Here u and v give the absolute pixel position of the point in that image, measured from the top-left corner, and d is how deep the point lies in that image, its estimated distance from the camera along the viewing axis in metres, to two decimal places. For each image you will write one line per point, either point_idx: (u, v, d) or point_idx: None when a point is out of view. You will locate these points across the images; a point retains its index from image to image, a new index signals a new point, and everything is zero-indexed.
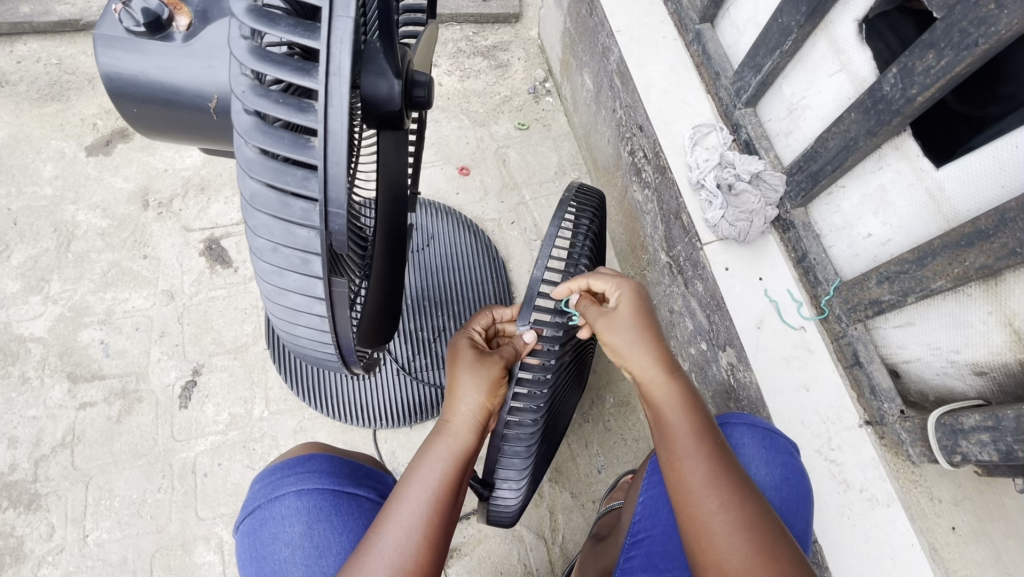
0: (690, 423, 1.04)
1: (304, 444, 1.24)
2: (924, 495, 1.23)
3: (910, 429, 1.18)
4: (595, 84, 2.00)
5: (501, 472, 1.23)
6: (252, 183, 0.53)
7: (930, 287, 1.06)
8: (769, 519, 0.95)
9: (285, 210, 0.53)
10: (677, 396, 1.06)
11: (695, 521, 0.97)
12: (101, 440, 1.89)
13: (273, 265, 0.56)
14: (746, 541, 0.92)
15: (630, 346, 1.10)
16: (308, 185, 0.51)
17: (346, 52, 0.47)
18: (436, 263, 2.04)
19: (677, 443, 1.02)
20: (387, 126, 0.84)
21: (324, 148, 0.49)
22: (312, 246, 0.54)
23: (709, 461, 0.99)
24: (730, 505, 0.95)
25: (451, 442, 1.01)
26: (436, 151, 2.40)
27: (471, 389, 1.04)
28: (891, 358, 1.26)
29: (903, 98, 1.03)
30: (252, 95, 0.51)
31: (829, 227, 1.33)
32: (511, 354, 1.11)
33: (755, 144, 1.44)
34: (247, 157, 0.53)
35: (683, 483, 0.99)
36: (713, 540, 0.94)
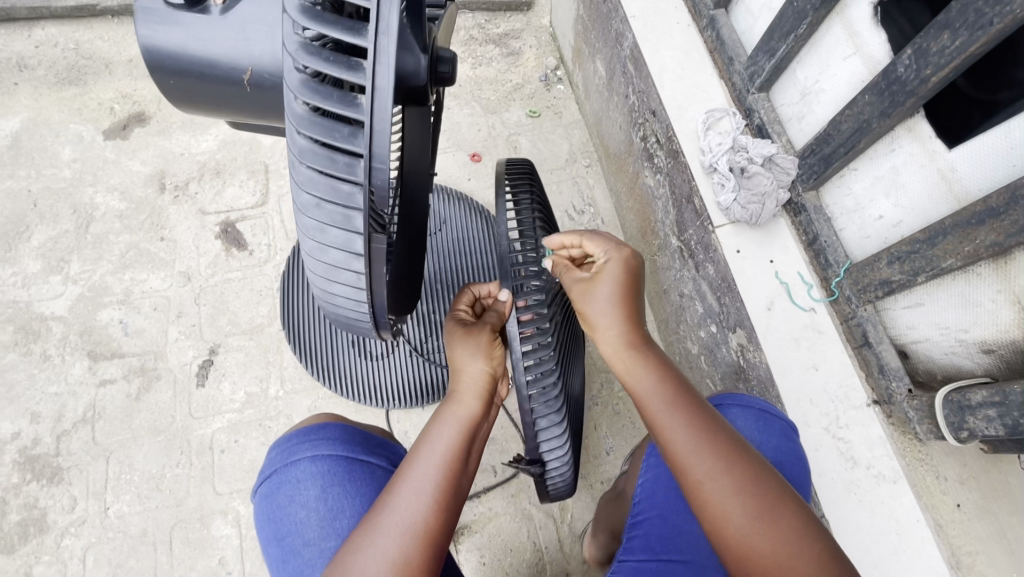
0: (662, 388, 1.08)
1: (317, 415, 1.27)
2: (930, 473, 1.25)
3: (917, 407, 1.20)
4: (608, 71, 2.02)
5: (544, 446, 1.24)
6: (300, 139, 0.57)
7: (940, 266, 1.08)
8: (767, 478, 0.98)
9: (331, 166, 0.56)
10: (648, 366, 1.10)
11: (685, 479, 1.00)
12: (121, 416, 1.94)
13: (316, 221, 0.60)
14: (741, 494, 0.96)
15: (605, 314, 1.13)
16: (353, 142, 0.54)
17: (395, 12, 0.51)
18: (448, 247, 2.06)
19: (654, 412, 1.06)
20: (411, 101, 0.88)
21: (370, 105, 0.52)
22: (354, 201, 0.57)
23: (689, 422, 1.03)
24: (716, 460, 0.99)
25: (459, 409, 1.05)
26: (448, 137, 2.43)
27: (471, 356, 1.10)
28: (899, 339, 1.28)
29: (917, 79, 1.04)
30: (304, 53, 0.55)
31: (840, 210, 1.35)
32: (496, 320, 1.17)
33: (768, 128, 1.46)
34: (298, 113, 0.57)
35: (668, 446, 1.03)
36: (707, 495, 0.97)
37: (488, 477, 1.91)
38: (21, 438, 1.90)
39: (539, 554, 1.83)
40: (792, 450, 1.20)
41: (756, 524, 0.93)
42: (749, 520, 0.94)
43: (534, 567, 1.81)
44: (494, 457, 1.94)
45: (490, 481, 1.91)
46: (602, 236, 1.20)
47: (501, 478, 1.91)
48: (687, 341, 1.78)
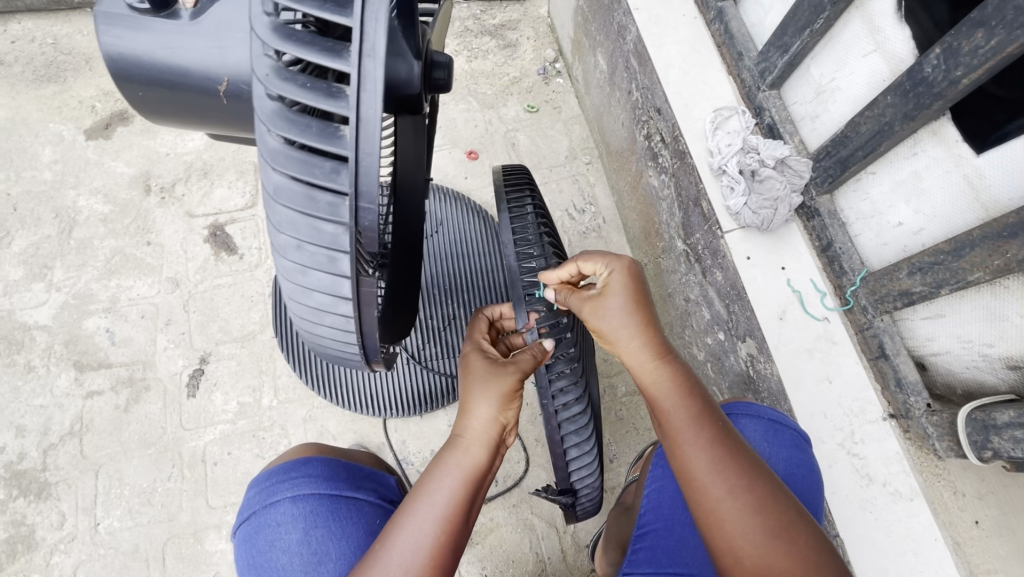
0: (685, 407, 1.01)
1: (301, 446, 1.25)
2: (947, 488, 1.21)
3: (937, 424, 1.15)
4: (609, 65, 1.94)
5: (575, 478, 1.21)
6: (276, 175, 0.52)
7: (966, 279, 1.02)
8: (787, 506, 0.93)
9: (312, 205, 0.51)
10: (673, 382, 1.03)
11: (703, 505, 0.95)
12: (109, 429, 1.88)
13: (297, 264, 0.54)
14: (761, 526, 0.90)
15: (622, 330, 1.05)
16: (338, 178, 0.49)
17: (380, 32, 0.46)
18: (444, 251, 1.99)
19: (676, 432, 1.00)
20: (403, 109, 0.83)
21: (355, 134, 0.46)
22: (340, 242, 0.52)
23: (710, 446, 0.97)
24: (736, 489, 0.93)
25: (462, 458, 1.01)
26: (444, 134, 2.35)
27: (481, 400, 1.03)
28: (917, 350, 1.23)
29: (946, 80, 0.98)
30: (276, 79, 0.51)
31: (855, 215, 1.29)
32: (529, 362, 1.08)
33: (779, 128, 1.39)
34: (273, 147, 0.51)
35: (687, 470, 0.97)
36: (725, 526, 0.92)
37: (489, 486, 1.87)
38: (6, 453, 1.84)
39: (541, 565, 1.79)
40: (804, 463, 1.15)
41: (772, 557, 0.89)
42: (766, 550, 0.89)
43: None
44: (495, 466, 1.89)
45: (491, 491, 1.87)
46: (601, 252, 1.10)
47: (503, 488, 1.87)
48: (693, 347, 1.72)
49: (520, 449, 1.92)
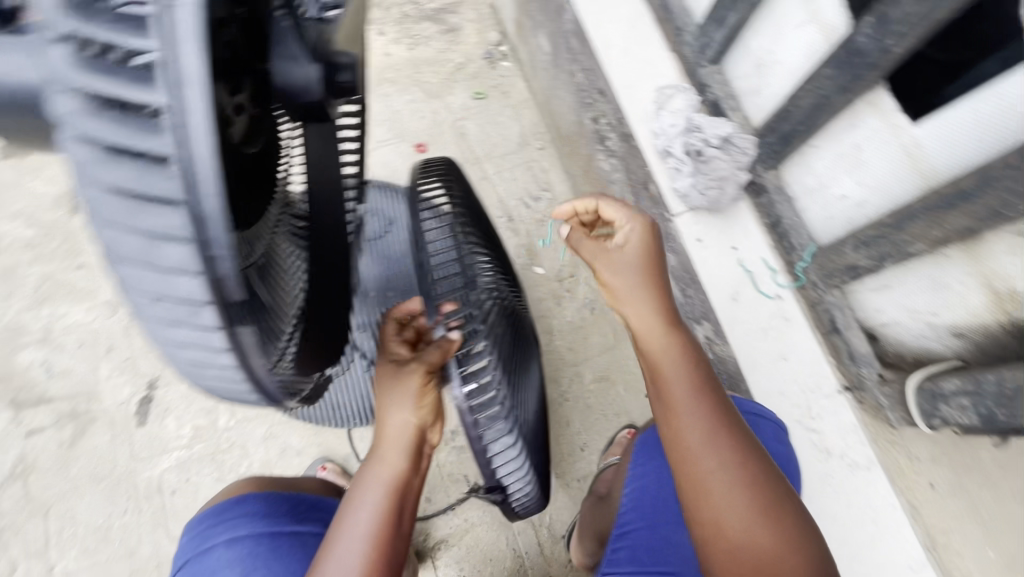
0: (688, 377, 0.95)
1: (241, 480, 1.21)
2: (903, 455, 1.22)
3: (889, 395, 1.16)
4: (552, 46, 1.87)
5: (505, 476, 1.13)
6: (103, 244, 0.42)
7: (909, 251, 1.01)
8: (776, 485, 0.89)
9: (162, 281, 0.43)
10: (679, 353, 0.98)
11: (693, 474, 0.90)
12: (56, 466, 1.78)
13: (170, 340, 0.48)
14: (746, 499, 0.86)
15: (636, 284, 1.03)
16: (176, 245, 0.41)
17: (190, 11, 0.36)
18: (396, 251, 1.90)
19: (675, 398, 0.94)
20: (304, 114, 0.77)
21: (196, 199, 0.39)
22: (206, 318, 0.45)
23: (708, 416, 0.92)
24: (727, 462, 0.88)
25: (382, 467, 0.99)
26: (389, 128, 2.25)
27: (397, 408, 1.01)
28: (868, 322, 1.23)
29: (879, 50, 0.96)
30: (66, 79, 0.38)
31: (802, 189, 1.27)
32: (435, 357, 1.02)
33: (723, 105, 1.36)
34: (80, 176, 0.40)
35: (679, 438, 0.92)
36: (711, 496, 0.87)
37: (462, 487, 1.84)
38: None
39: (519, 560, 1.78)
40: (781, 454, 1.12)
41: (756, 533, 0.85)
42: (752, 528, 0.85)
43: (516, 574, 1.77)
44: (466, 465, 1.87)
45: (464, 491, 1.84)
46: (620, 205, 1.13)
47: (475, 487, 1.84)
48: None
49: None
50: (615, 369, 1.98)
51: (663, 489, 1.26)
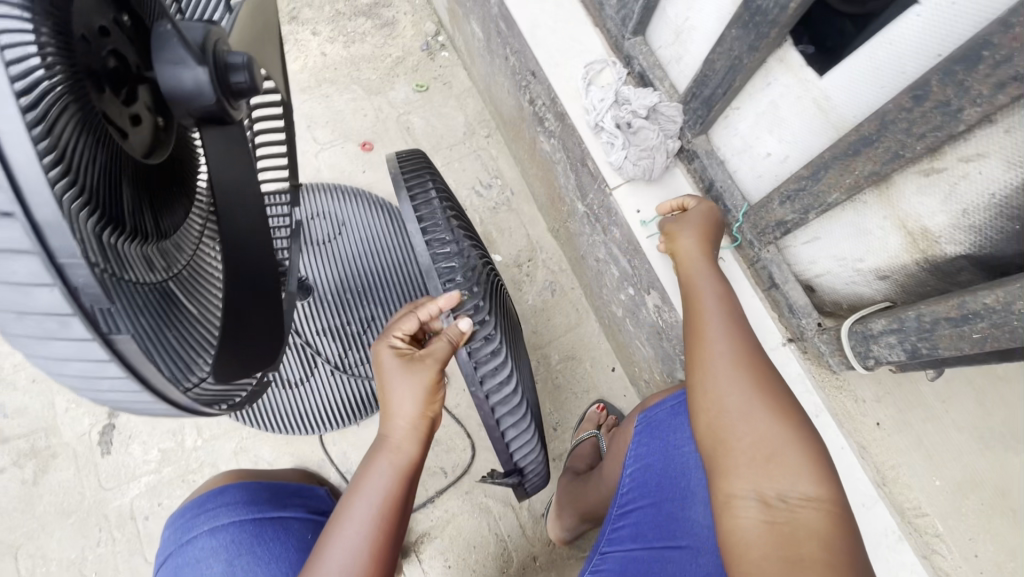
0: (719, 286, 1.05)
1: (222, 475, 1.25)
2: (849, 398, 1.27)
3: (828, 342, 1.19)
4: (484, 32, 1.86)
5: (519, 456, 1.20)
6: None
7: (827, 201, 1.04)
8: (783, 387, 0.93)
9: (9, 274, 0.54)
10: (715, 275, 1.07)
11: (704, 364, 0.97)
12: (20, 507, 1.74)
13: (32, 332, 0.58)
14: (745, 379, 0.92)
15: (699, 244, 1.11)
16: (14, 238, 0.52)
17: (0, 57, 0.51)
18: (349, 252, 1.89)
19: (700, 313, 1.03)
20: (206, 120, 0.77)
21: (16, 196, 0.50)
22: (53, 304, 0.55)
23: (728, 314, 1.01)
24: (734, 348, 0.96)
25: (393, 457, 1.03)
26: (333, 129, 2.22)
27: (404, 391, 1.02)
28: (804, 274, 1.26)
29: (778, 7, 0.96)
30: None
31: (730, 151, 1.29)
32: (445, 349, 1.03)
33: (649, 76, 1.37)
34: None
35: (700, 329, 1.01)
36: (713, 375, 0.94)
37: (439, 479, 1.85)
38: None
39: (503, 544, 1.80)
40: None
41: (755, 423, 0.88)
42: (753, 416, 0.89)
43: (500, 558, 1.79)
44: (442, 457, 1.87)
45: (441, 483, 1.85)
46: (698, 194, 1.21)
47: (453, 478, 1.85)
48: (612, 305, 1.74)
49: (465, 436, 1.90)
50: (581, 347, 2.00)
51: (668, 467, 1.21)
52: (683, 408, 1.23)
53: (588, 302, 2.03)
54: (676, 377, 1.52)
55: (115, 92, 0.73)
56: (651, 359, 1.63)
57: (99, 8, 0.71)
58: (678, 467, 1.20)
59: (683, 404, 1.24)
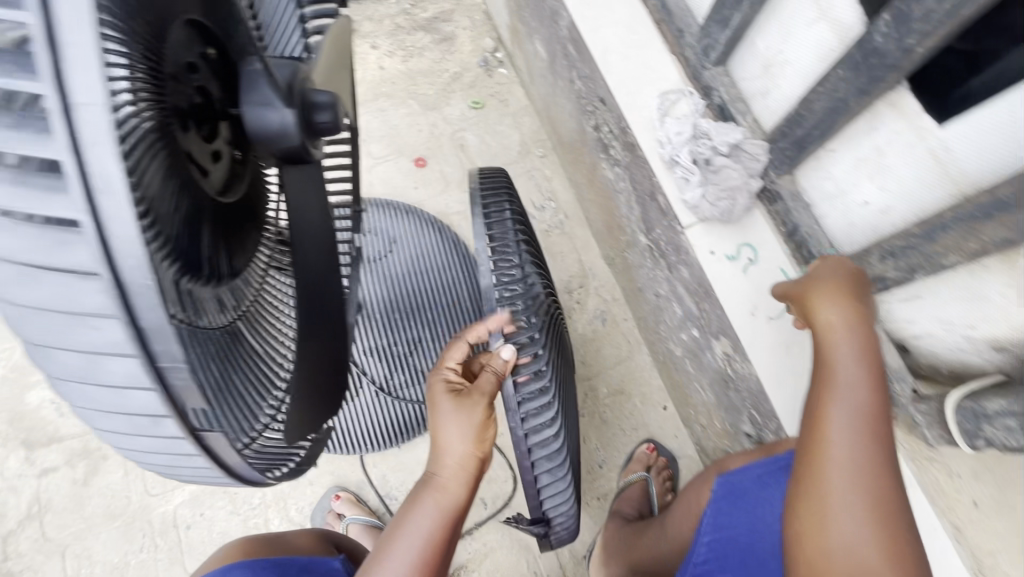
0: (863, 375, 0.86)
1: (228, 547, 1.20)
2: (941, 471, 1.15)
3: (925, 411, 1.09)
4: (548, 53, 1.81)
5: (548, 504, 1.08)
6: (44, 349, 0.47)
7: (941, 263, 0.95)
8: (907, 519, 0.78)
9: (104, 375, 0.47)
10: (858, 357, 0.87)
11: (819, 470, 0.81)
12: (70, 506, 1.77)
13: (120, 429, 0.52)
14: (867, 508, 0.77)
15: (842, 311, 0.92)
16: (116, 342, 0.44)
17: (110, 159, 0.40)
18: (401, 271, 1.86)
19: (829, 399, 0.86)
20: (289, 162, 0.75)
21: (116, 297, 0.42)
22: (153, 407, 0.48)
23: (865, 414, 0.83)
24: (865, 463, 0.79)
25: (441, 492, 0.95)
26: (388, 144, 2.21)
27: (456, 429, 0.95)
28: (897, 333, 1.16)
29: (900, 50, 0.89)
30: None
31: (820, 195, 1.19)
32: (493, 382, 0.98)
33: (730, 109, 1.29)
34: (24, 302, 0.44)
35: (825, 422, 0.84)
36: (830, 488, 0.79)
37: (479, 511, 1.79)
38: None
39: None
40: None
41: (868, 530, 0.76)
42: (874, 524, 0.76)
43: None
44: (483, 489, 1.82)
45: (481, 515, 1.79)
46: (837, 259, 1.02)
47: (493, 511, 1.79)
48: (670, 343, 1.65)
49: (507, 468, 1.84)
50: (631, 382, 1.91)
51: (757, 545, 1.14)
52: (771, 479, 1.17)
53: (641, 334, 1.95)
54: (741, 428, 1.42)
55: (196, 127, 0.69)
56: (711, 405, 1.54)
57: (188, 42, 0.67)
58: (767, 547, 1.12)
59: (772, 475, 1.17)
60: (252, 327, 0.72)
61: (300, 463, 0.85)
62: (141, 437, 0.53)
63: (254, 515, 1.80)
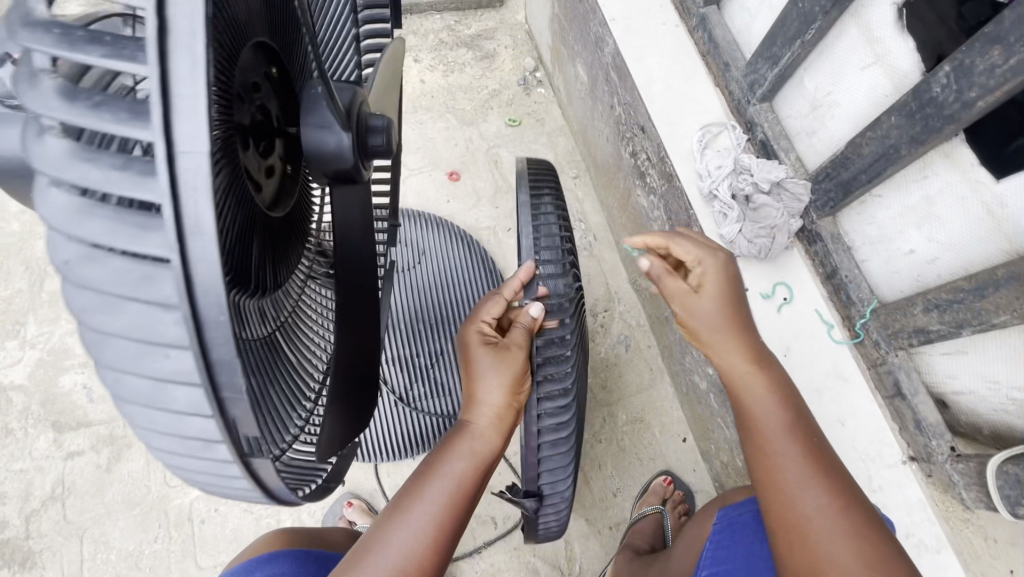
0: (783, 411, 0.94)
1: (266, 535, 1.18)
2: (976, 534, 1.08)
3: (963, 471, 1.04)
4: (589, 77, 1.82)
5: (545, 481, 1.05)
6: (111, 373, 0.45)
7: (991, 321, 0.92)
8: (882, 533, 0.86)
9: (168, 401, 0.45)
10: (771, 389, 0.95)
11: (795, 521, 0.87)
12: (92, 491, 1.81)
13: (174, 453, 0.51)
14: (850, 548, 0.84)
15: (718, 319, 0.97)
16: (185, 371, 0.43)
17: (201, 202, 0.39)
18: (428, 282, 1.88)
19: (768, 447, 0.93)
20: (340, 180, 0.76)
21: (195, 328, 0.41)
22: (210, 433, 0.47)
23: (804, 451, 0.91)
24: (832, 503, 0.86)
25: (475, 441, 0.93)
26: (423, 156, 2.24)
27: (494, 380, 0.93)
28: (937, 387, 1.12)
29: (959, 102, 0.88)
30: (72, 223, 0.41)
31: (862, 239, 1.18)
32: (523, 339, 0.98)
33: (773, 146, 1.27)
34: (92, 321, 0.43)
35: (774, 470, 0.91)
36: (809, 542, 0.86)
37: (489, 530, 1.78)
38: None
39: None
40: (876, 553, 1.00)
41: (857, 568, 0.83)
42: (853, 554, 0.83)
43: None
44: (494, 507, 1.81)
45: (491, 534, 1.78)
46: (696, 243, 1.02)
47: (503, 531, 1.78)
48: (696, 375, 1.62)
49: None
50: (651, 410, 1.89)
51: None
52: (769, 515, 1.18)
53: (664, 363, 1.92)
54: None
55: (256, 145, 0.68)
56: (734, 443, 1.51)
57: (255, 63, 0.67)
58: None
59: None
60: (290, 337, 0.72)
61: (330, 478, 0.83)
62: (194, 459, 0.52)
63: (267, 515, 1.82)
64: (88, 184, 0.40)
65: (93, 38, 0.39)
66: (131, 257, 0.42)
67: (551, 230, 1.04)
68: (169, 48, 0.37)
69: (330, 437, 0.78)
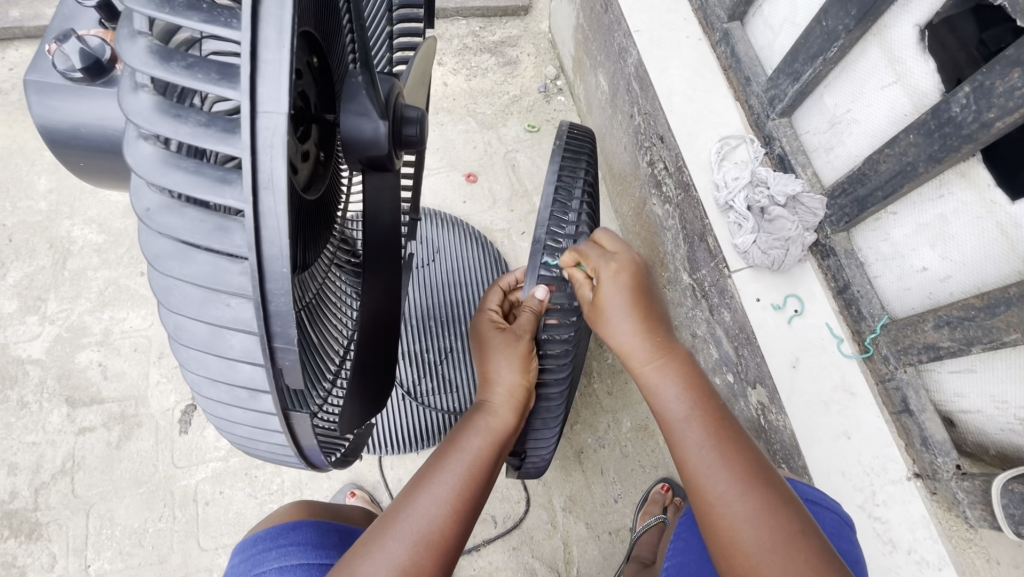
0: (688, 402, 0.96)
1: (285, 508, 1.20)
2: (979, 555, 1.07)
3: (968, 489, 1.05)
4: (611, 86, 1.85)
5: (531, 442, 1.18)
6: (176, 315, 0.50)
7: (1000, 339, 0.94)
8: (795, 511, 0.87)
9: (223, 348, 0.50)
10: (677, 380, 0.97)
11: (708, 510, 0.89)
12: (101, 467, 1.84)
13: (220, 399, 0.56)
14: (762, 530, 0.85)
15: (626, 325, 0.97)
16: (243, 321, 0.48)
17: (279, 163, 0.42)
18: (443, 280, 1.90)
19: (679, 443, 0.95)
20: (373, 167, 0.79)
21: (258, 282, 0.45)
22: (257, 382, 0.52)
23: (711, 440, 0.92)
24: (739, 489, 0.88)
25: (492, 419, 0.99)
26: (442, 156, 2.28)
27: (504, 363, 1.00)
28: (944, 405, 1.13)
29: (977, 123, 0.91)
30: (155, 174, 0.44)
31: (875, 256, 1.19)
32: (530, 324, 1.04)
33: (790, 160, 1.30)
34: (167, 266, 0.47)
35: (686, 463, 0.93)
36: (726, 529, 0.87)
37: (489, 528, 1.79)
38: None
39: None
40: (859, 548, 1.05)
41: (776, 551, 0.83)
42: (760, 538, 0.84)
43: None
44: (494, 504, 1.81)
45: (490, 532, 1.78)
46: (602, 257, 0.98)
47: (502, 530, 1.78)
48: None
49: (522, 488, 1.83)
50: (655, 419, 1.89)
51: None
52: None
53: None
54: None
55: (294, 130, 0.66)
56: None
57: (300, 51, 0.64)
58: None
59: None
60: (320, 312, 0.74)
61: (348, 453, 0.86)
62: (240, 408, 0.56)
63: (270, 500, 1.84)
64: (175, 137, 0.43)
65: (192, 5, 0.43)
66: (206, 211, 0.46)
67: (575, 195, 1.07)
68: (262, 15, 0.40)
69: (348, 415, 0.80)
